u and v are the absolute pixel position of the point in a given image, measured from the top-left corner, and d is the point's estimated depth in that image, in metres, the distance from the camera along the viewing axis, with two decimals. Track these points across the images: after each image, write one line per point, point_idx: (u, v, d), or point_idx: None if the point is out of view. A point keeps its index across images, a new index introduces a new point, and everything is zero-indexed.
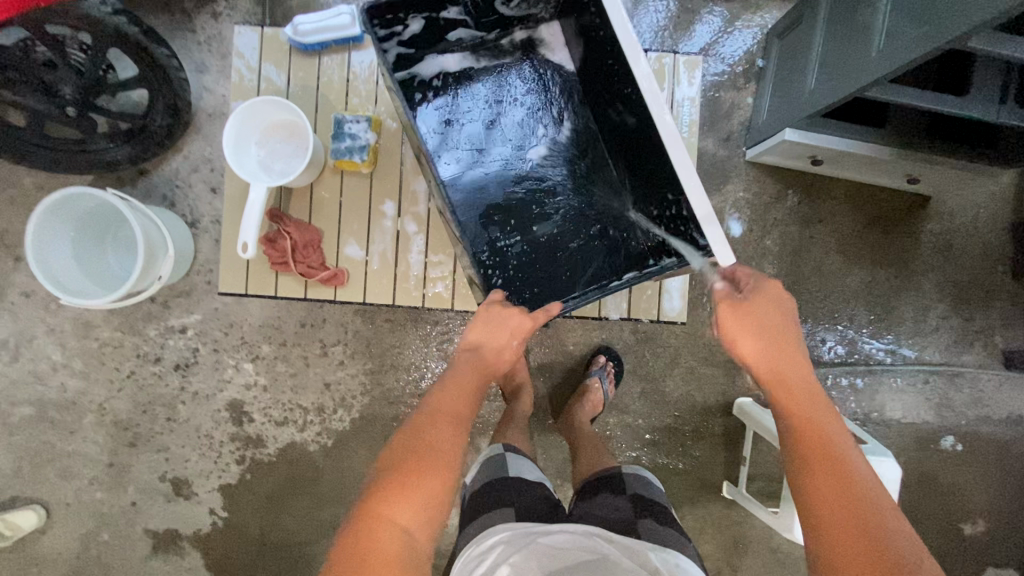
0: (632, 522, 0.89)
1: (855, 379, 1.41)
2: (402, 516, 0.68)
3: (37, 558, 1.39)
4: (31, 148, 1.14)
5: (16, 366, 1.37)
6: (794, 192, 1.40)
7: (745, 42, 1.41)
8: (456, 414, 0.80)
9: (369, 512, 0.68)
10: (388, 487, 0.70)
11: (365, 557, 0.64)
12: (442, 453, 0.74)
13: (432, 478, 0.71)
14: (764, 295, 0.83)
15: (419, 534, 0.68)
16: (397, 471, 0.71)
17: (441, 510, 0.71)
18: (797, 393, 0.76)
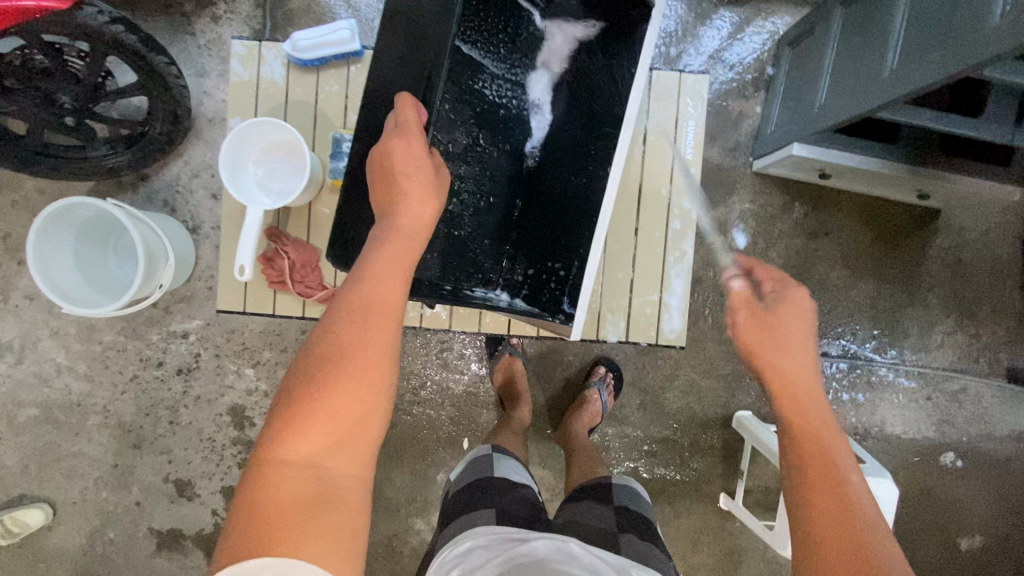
0: (614, 534, 0.89)
1: (857, 395, 1.40)
2: (304, 449, 0.60)
3: (44, 554, 1.42)
4: (33, 157, 1.14)
5: (20, 368, 1.38)
6: (801, 204, 1.38)
7: (754, 48, 1.38)
8: (374, 309, 0.67)
9: (267, 453, 0.59)
10: (290, 416, 0.60)
11: (264, 509, 0.56)
12: (351, 366, 0.63)
13: (338, 396, 0.61)
14: (791, 302, 0.76)
15: (333, 465, 0.61)
16: (299, 397, 0.61)
17: (361, 432, 0.63)
18: (809, 409, 0.68)
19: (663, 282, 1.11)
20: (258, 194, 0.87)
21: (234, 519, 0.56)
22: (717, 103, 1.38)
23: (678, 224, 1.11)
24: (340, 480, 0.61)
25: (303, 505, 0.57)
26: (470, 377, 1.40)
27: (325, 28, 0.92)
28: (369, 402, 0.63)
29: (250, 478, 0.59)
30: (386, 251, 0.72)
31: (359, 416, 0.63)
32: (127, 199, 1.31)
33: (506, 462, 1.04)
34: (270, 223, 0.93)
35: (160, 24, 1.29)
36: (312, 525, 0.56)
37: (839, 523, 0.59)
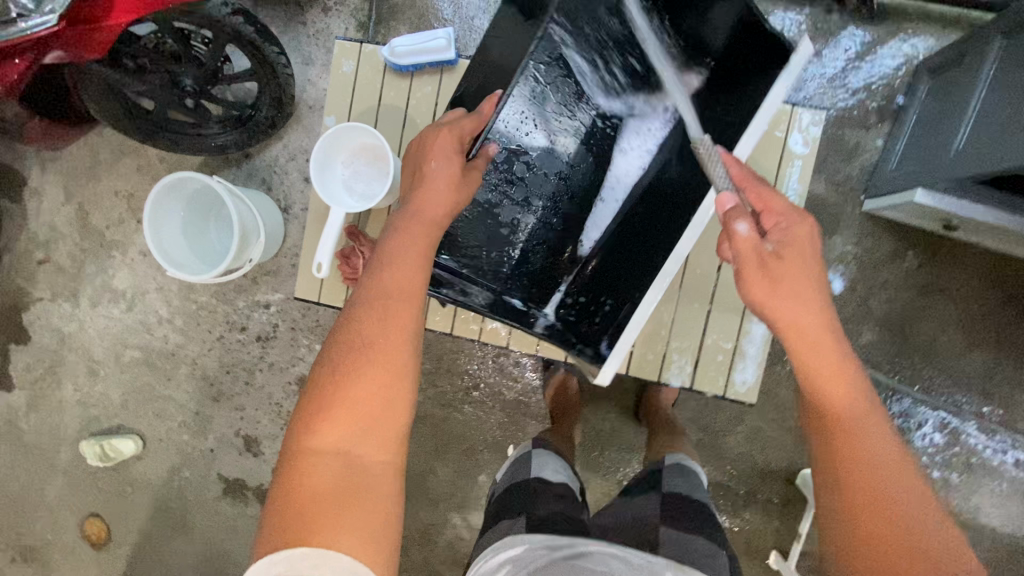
0: (655, 528, 0.85)
1: (950, 474, 1.24)
2: (329, 439, 0.67)
3: (131, 479, 1.60)
4: (155, 132, 1.24)
5: (129, 315, 1.55)
6: (915, 253, 1.23)
7: (886, 74, 1.23)
8: (396, 292, 0.73)
9: (298, 446, 0.67)
10: (318, 408, 0.68)
11: (299, 497, 0.64)
12: (374, 355, 0.69)
13: (365, 386, 0.68)
14: (795, 242, 0.76)
15: (361, 453, 0.67)
16: (323, 387, 0.68)
17: (385, 422, 0.68)
18: (818, 345, 0.72)
19: (741, 325, 1.03)
20: (342, 193, 0.89)
21: (273, 512, 0.64)
22: (831, 132, 1.25)
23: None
24: (370, 469, 0.67)
25: (331, 492, 0.64)
26: (524, 385, 1.40)
27: (423, 36, 0.93)
28: (389, 391, 0.69)
29: (283, 470, 0.67)
30: (409, 238, 0.77)
31: (381, 403, 0.68)
32: (230, 174, 1.42)
33: (548, 457, 1.01)
34: (351, 223, 0.95)
35: (277, 13, 1.36)
36: (342, 514, 0.63)
37: (867, 483, 0.65)
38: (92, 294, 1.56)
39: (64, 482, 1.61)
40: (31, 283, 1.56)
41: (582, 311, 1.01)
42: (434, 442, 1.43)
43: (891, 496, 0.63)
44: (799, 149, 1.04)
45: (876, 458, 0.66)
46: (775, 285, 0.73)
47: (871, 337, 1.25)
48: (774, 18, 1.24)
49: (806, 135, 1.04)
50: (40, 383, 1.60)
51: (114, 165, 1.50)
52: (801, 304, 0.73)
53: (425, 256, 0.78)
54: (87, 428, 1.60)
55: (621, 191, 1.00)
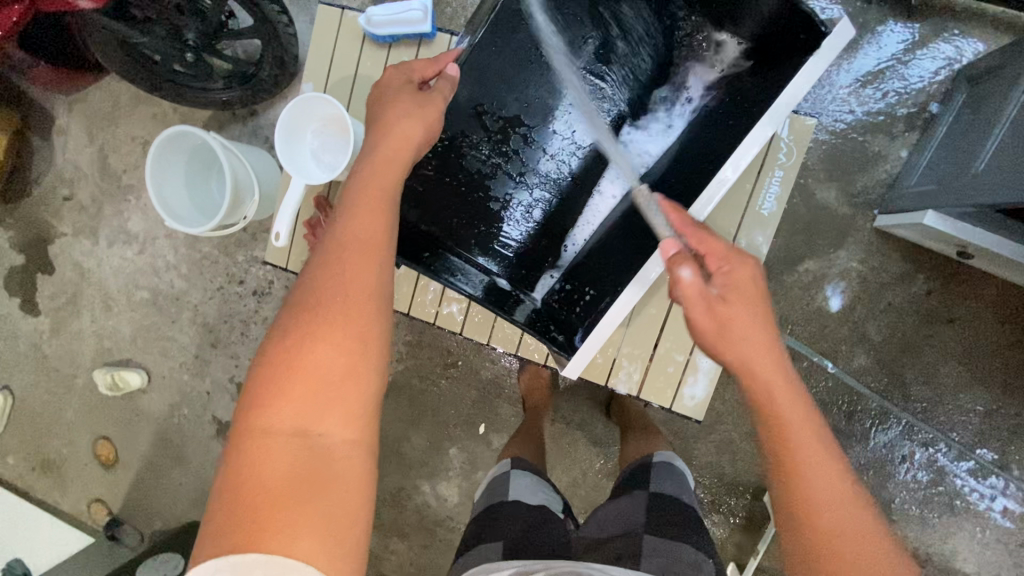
0: (639, 540, 0.84)
1: (929, 513, 1.17)
2: (284, 419, 0.59)
3: (136, 410, 1.72)
4: (162, 83, 1.26)
5: (141, 257, 1.63)
6: (927, 278, 1.14)
7: (921, 78, 1.12)
8: (359, 244, 0.67)
9: (250, 431, 0.59)
10: (270, 383, 0.60)
11: (249, 488, 0.56)
12: (331, 316, 0.62)
13: (324, 358, 0.61)
14: (737, 282, 0.71)
15: (322, 434, 0.60)
16: (277, 357, 0.61)
17: (346, 398, 0.61)
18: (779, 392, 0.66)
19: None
20: (308, 162, 0.89)
21: (219, 512, 0.56)
22: (851, 137, 1.15)
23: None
24: (333, 452, 0.60)
25: (288, 481, 0.57)
26: (501, 367, 1.40)
27: (399, 7, 0.91)
28: (354, 359, 0.62)
29: (231, 462, 0.58)
30: (376, 186, 0.71)
31: (343, 373, 0.61)
32: (236, 129, 1.44)
33: (526, 477, 0.97)
34: (319, 194, 0.96)
35: None
36: (304, 506, 0.56)
37: (829, 536, 0.61)
38: (108, 234, 1.64)
39: (79, 404, 1.74)
40: (56, 217, 1.66)
41: (565, 299, 0.98)
42: (409, 411, 1.45)
43: (847, 532, 0.60)
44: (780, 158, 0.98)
45: (823, 508, 0.62)
46: (725, 325, 0.69)
47: (864, 360, 1.18)
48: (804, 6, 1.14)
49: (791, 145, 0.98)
50: (61, 311, 1.71)
51: (133, 112, 1.55)
52: (755, 342, 0.68)
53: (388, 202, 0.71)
54: (100, 358, 1.71)
55: (618, 189, 1.03)
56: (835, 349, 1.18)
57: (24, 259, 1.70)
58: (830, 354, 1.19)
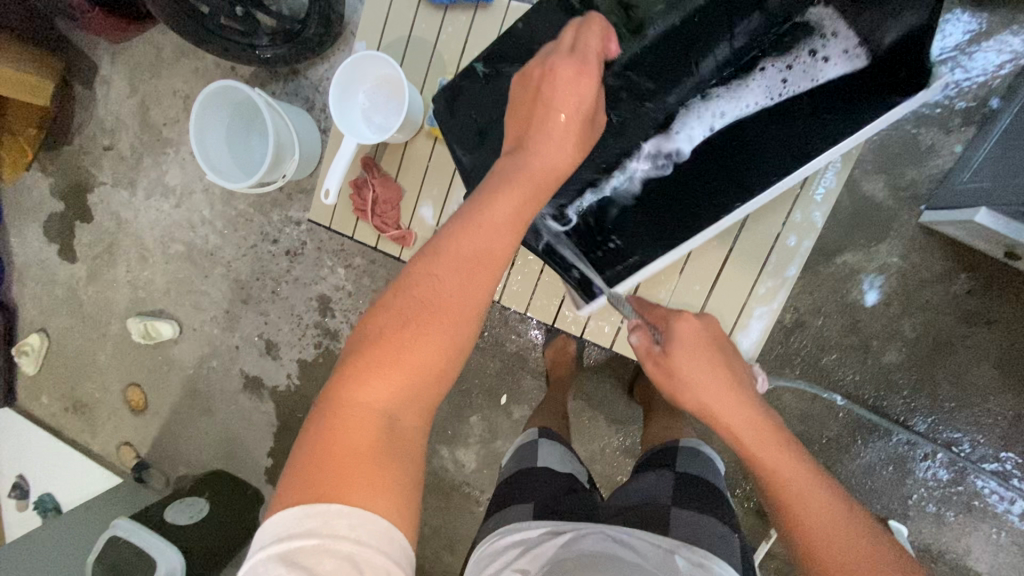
0: (665, 509, 0.83)
1: (946, 511, 1.18)
2: (380, 396, 0.59)
3: (166, 359, 1.76)
4: (207, 34, 1.24)
5: (177, 211, 1.66)
6: (968, 278, 1.12)
7: (983, 71, 1.08)
8: (478, 255, 0.64)
9: (341, 398, 0.59)
10: (371, 359, 0.60)
11: (334, 451, 0.56)
12: (444, 317, 0.62)
13: (423, 349, 0.61)
14: (680, 338, 0.82)
15: (406, 418, 0.60)
16: (385, 339, 0.61)
17: (434, 389, 0.62)
18: (757, 435, 0.75)
19: (739, 320, 1.02)
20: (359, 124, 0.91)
21: (299, 465, 0.57)
22: (904, 129, 1.12)
23: (793, 243, 1.00)
24: (409, 439, 0.60)
25: (371, 455, 0.57)
26: (526, 340, 1.42)
27: None
28: (450, 358, 0.62)
29: (319, 422, 0.58)
30: (505, 198, 0.67)
31: (439, 368, 0.62)
32: (278, 88, 1.45)
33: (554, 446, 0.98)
34: (367, 155, 0.98)
35: None
36: (378, 477, 0.56)
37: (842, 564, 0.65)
38: (146, 186, 1.67)
39: (112, 350, 1.80)
40: (96, 167, 1.69)
41: (587, 238, 1.01)
42: None
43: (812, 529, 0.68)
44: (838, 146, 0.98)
45: (827, 534, 0.67)
46: (672, 378, 0.81)
47: (895, 356, 1.17)
48: None
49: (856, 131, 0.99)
50: (98, 260, 1.76)
51: (175, 65, 1.56)
52: (700, 387, 0.79)
53: (520, 223, 0.68)
54: (134, 307, 1.76)
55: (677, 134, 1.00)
56: (866, 343, 1.18)
57: (64, 205, 1.74)
58: (860, 347, 1.18)
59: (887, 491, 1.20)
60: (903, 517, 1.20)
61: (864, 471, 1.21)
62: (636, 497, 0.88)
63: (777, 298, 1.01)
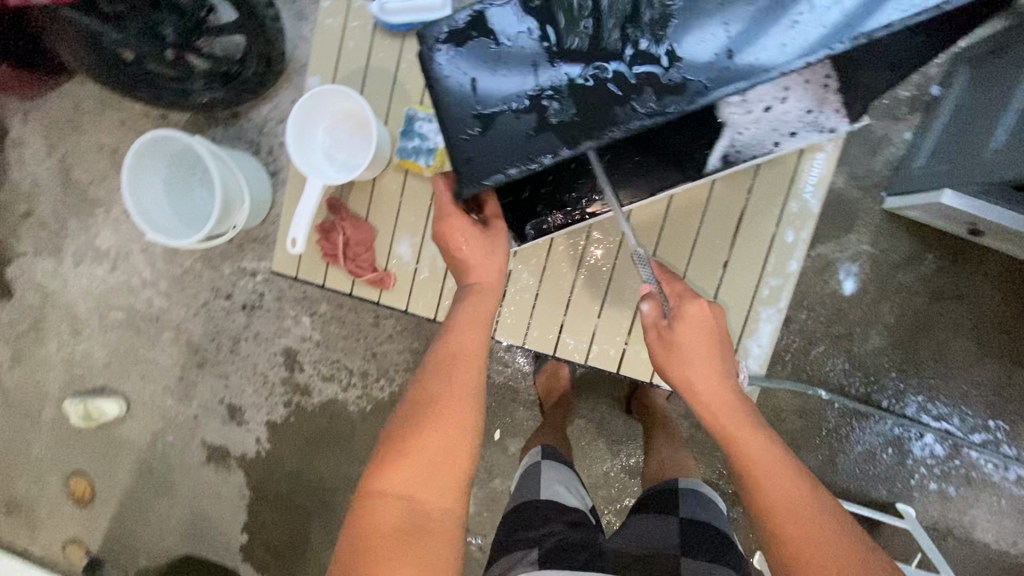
0: (675, 563, 0.73)
1: (948, 487, 1.20)
2: (397, 485, 0.63)
3: (113, 440, 1.58)
4: (133, 82, 1.15)
5: (113, 275, 1.51)
6: (935, 257, 1.16)
7: (919, 61, 1.13)
8: (462, 352, 0.71)
9: (365, 495, 0.64)
10: (385, 456, 0.65)
11: (367, 536, 0.61)
12: (441, 412, 0.66)
13: (428, 435, 0.65)
14: (688, 319, 0.77)
15: (427, 502, 0.63)
16: (395, 437, 0.66)
17: (451, 475, 0.64)
18: (739, 419, 0.73)
19: (746, 326, 0.99)
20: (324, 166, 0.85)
21: (344, 549, 0.61)
22: (856, 121, 1.16)
23: (791, 239, 0.97)
24: (431, 521, 0.62)
25: (394, 533, 0.61)
26: (513, 370, 1.36)
27: None
28: (461, 444, 0.65)
29: (354, 514, 0.63)
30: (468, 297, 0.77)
31: (449, 458, 0.65)
32: (218, 133, 1.35)
33: (555, 472, 0.89)
34: (332, 195, 0.92)
35: None
36: (404, 558, 0.59)
37: (811, 554, 0.63)
38: (75, 252, 1.51)
39: (48, 438, 1.59)
40: (14, 236, 1.52)
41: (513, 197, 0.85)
42: None
43: (796, 530, 0.64)
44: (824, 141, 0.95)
45: (800, 517, 0.65)
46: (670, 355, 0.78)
47: (879, 341, 1.19)
48: None
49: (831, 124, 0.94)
50: (23, 339, 1.57)
51: (98, 118, 1.43)
52: (694, 366, 0.76)
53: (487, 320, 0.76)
54: (70, 386, 1.57)
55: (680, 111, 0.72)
56: (850, 331, 1.19)
57: None
58: (845, 336, 1.20)
59: (889, 475, 1.22)
60: (908, 498, 1.21)
61: (864, 458, 1.22)
62: (642, 542, 0.79)
63: (783, 296, 0.97)
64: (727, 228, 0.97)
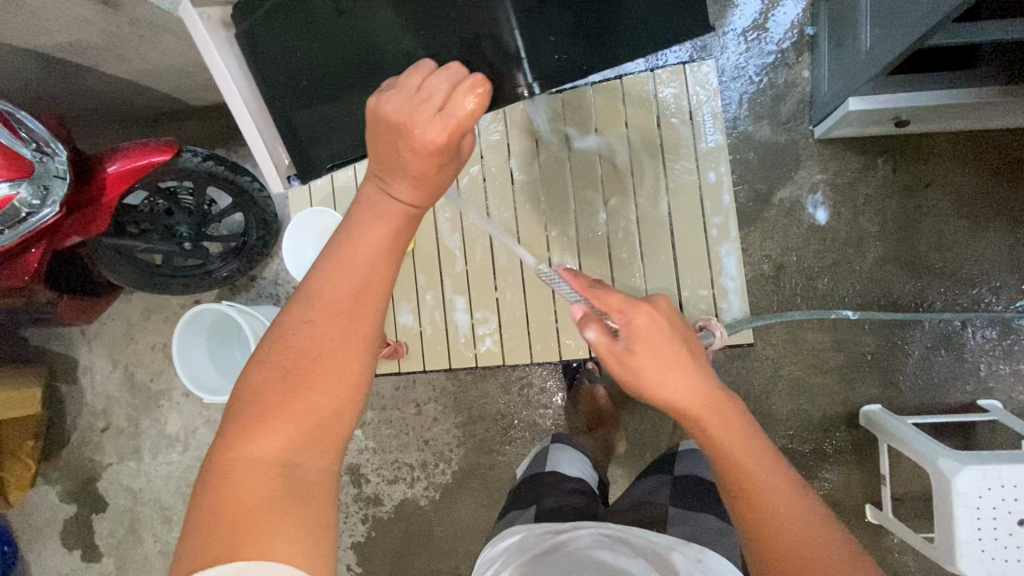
0: (664, 509, 0.82)
1: (1018, 365, 1.18)
2: (270, 445, 0.49)
3: None
4: (166, 279, 1.38)
5: (187, 454, 1.66)
6: (886, 161, 1.22)
7: (789, 14, 1.26)
8: (358, 292, 0.53)
9: (222, 458, 0.49)
10: (253, 414, 0.50)
11: (229, 513, 0.46)
12: (325, 368, 0.51)
13: (315, 392, 0.51)
14: (642, 332, 0.60)
15: (306, 464, 0.50)
16: (264, 395, 0.51)
17: (332, 432, 0.52)
18: (733, 447, 0.58)
19: (713, 268, 0.99)
20: (284, 162, 0.83)
21: (192, 524, 0.47)
22: (758, 79, 1.28)
23: (714, 178, 0.99)
24: (311, 486, 0.50)
25: (270, 505, 0.47)
26: (555, 409, 1.40)
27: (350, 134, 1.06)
28: (347, 399, 0.52)
29: (207, 485, 0.48)
30: (368, 229, 0.55)
31: (334, 418, 0.52)
32: (242, 299, 1.56)
33: (559, 450, 0.97)
34: None
35: (242, 147, 1.48)
36: (286, 526, 0.47)
37: None
38: (151, 446, 1.68)
39: None
40: (98, 452, 1.69)
41: None
42: (490, 492, 1.41)
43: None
44: (704, 98, 1.00)
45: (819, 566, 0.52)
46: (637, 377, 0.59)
47: (877, 253, 1.22)
48: None
49: (706, 78, 1.01)
50: (123, 544, 1.69)
51: (146, 324, 1.66)
52: (669, 384, 0.59)
53: (397, 254, 0.57)
54: None
55: None
56: (845, 254, 1.23)
57: (76, 505, 1.70)
58: (843, 261, 1.23)
59: (955, 375, 1.19)
60: (987, 391, 1.18)
61: (923, 368, 1.20)
62: (636, 496, 0.87)
63: (732, 229, 0.99)
64: (650, 188, 1.00)
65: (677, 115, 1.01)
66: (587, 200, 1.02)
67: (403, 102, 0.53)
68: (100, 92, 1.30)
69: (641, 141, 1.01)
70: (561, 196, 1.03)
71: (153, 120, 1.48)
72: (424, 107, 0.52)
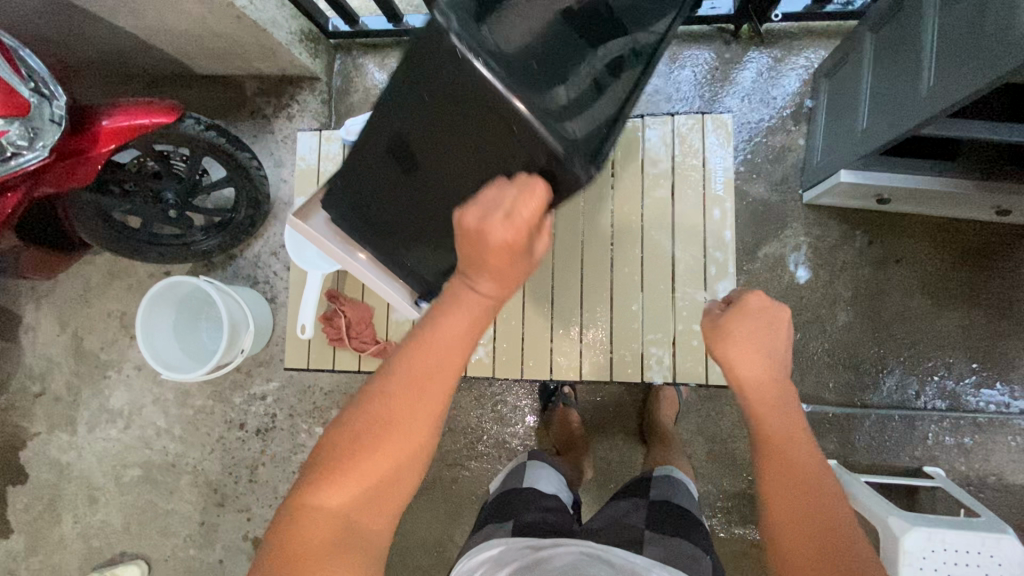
0: (638, 531, 0.84)
1: (963, 438, 1.27)
2: (335, 499, 0.55)
3: None
4: (142, 245, 1.32)
5: (128, 432, 1.56)
6: (863, 233, 1.31)
7: (791, 84, 1.35)
8: (432, 376, 0.55)
9: (297, 500, 0.55)
10: (325, 467, 0.55)
11: (296, 549, 0.54)
12: (391, 441, 0.54)
13: (381, 459, 0.54)
14: (749, 310, 0.66)
15: (365, 519, 0.56)
16: (337, 453, 0.55)
17: (391, 497, 0.56)
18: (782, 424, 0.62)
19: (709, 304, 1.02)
20: (404, 292, 0.89)
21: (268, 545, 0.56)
22: (757, 140, 1.35)
23: (718, 216, 1.03)
24: (365, 538, 0.56)
25: (328, 550, 0.54)
26: (526, 430, 1.39)
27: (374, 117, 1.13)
28: (408, 470, 0.56)
29: (280, 520, 0.56)
30: (447, 319, 0.56)
31: (394, 483, 0.56)
32: (217, 277, 1.50)
33: (539, 471, 0.98)
34: (330, 287, 1.10)
35: (245, 125, 1.45)
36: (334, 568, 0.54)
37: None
38: (89, 418, 1.57)
39: None
40: (27, 419, 1.57)
41: None
42: (449, 507, 1.38)
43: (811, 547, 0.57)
44: (716, 146, 1.05)
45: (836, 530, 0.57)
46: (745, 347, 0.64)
47: (846, 317, 1.30)
48: (683, 57, 1.37)
49: (717, 128, 1.06)
50: (38, 521, 1.55)
51: (106, 289, 1.57)
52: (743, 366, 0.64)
53: (470, 342, 0.57)
54: (90, 561, 1.54)
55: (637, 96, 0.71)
56: (818, 314, 1.30)
57: None
58: (816, 320, 1.30)
59: (906, 442, 1.27)
60: (932, 459, 1.26)
61: (877, 430, 1.27)
62: (608, 518, 0.91)
63: (729, 267, 1.03)
64: (659, 224, 1.04)
65: (691, 158, 1.05)
66: (595, 225, 1.05)
67: (480, 212, 0.54)
68: (104, 43, 1.24)
69: (654, 182, 1.05)
70: (572, 217, 1.05)
71: (149, 82, 1.44)
72: (494, 215, 0.52)
